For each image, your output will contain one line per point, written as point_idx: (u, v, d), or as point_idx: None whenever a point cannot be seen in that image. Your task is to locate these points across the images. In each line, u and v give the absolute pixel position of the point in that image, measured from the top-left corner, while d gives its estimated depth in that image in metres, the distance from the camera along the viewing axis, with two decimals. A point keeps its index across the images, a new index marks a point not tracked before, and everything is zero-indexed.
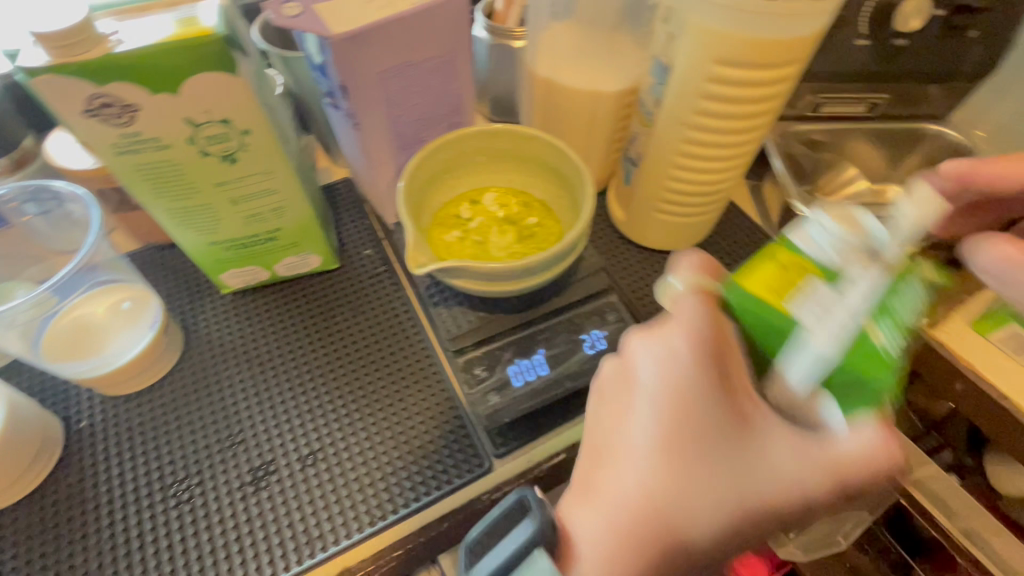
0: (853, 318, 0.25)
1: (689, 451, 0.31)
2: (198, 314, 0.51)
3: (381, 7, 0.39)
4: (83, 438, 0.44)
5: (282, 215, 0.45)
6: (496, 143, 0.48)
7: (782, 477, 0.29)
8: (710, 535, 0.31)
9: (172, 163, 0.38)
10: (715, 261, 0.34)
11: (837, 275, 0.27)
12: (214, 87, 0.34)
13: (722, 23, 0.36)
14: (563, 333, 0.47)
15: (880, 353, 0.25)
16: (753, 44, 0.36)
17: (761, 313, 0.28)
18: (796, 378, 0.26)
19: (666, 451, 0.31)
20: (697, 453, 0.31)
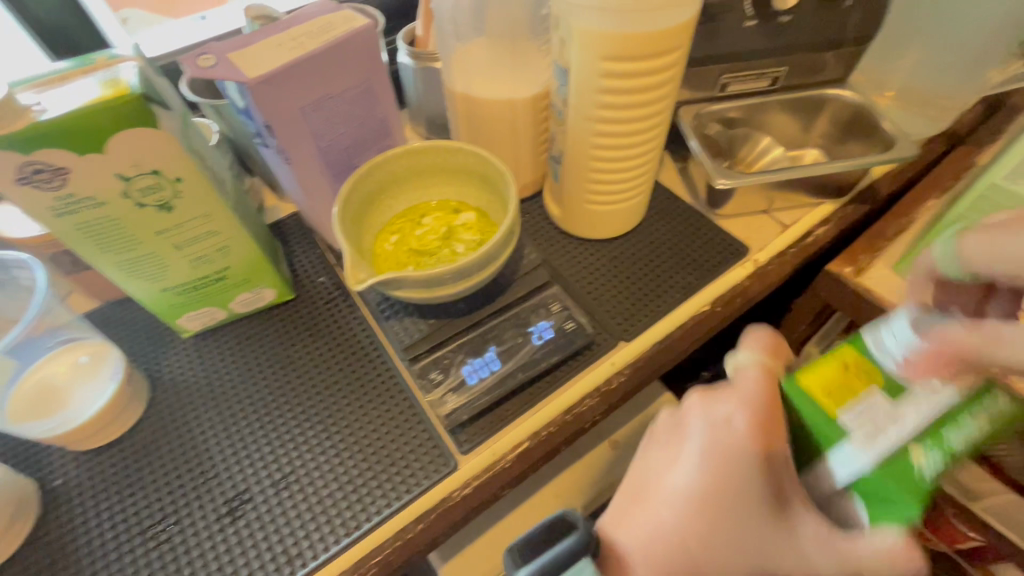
0: (901, 436, 0.33)
1: (722, 509, 0.39)
2: (162, 361, 0.52)
3: (292, 49, 0.42)
4: (59, 495, 0.45)
5: (229, 254, 0.47)
6: (429, 160, 0.51)
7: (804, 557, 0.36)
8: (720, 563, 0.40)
9: (112, 219, 0.40)
10: (779, 345, 0.44)
11: (899, 394, 0.35)
12: (140, 142, 0.37)
13: (600, 23, 0.39)
14: (511, 328, 0.50)
15: (917, 470, 0.32)
16: (632, 39, 0.39)
17: (814, 412, 0.37)
18: (838, 474, 0.35)
19: (703, 503, 0.40)
20: (728, 509, 0.39)
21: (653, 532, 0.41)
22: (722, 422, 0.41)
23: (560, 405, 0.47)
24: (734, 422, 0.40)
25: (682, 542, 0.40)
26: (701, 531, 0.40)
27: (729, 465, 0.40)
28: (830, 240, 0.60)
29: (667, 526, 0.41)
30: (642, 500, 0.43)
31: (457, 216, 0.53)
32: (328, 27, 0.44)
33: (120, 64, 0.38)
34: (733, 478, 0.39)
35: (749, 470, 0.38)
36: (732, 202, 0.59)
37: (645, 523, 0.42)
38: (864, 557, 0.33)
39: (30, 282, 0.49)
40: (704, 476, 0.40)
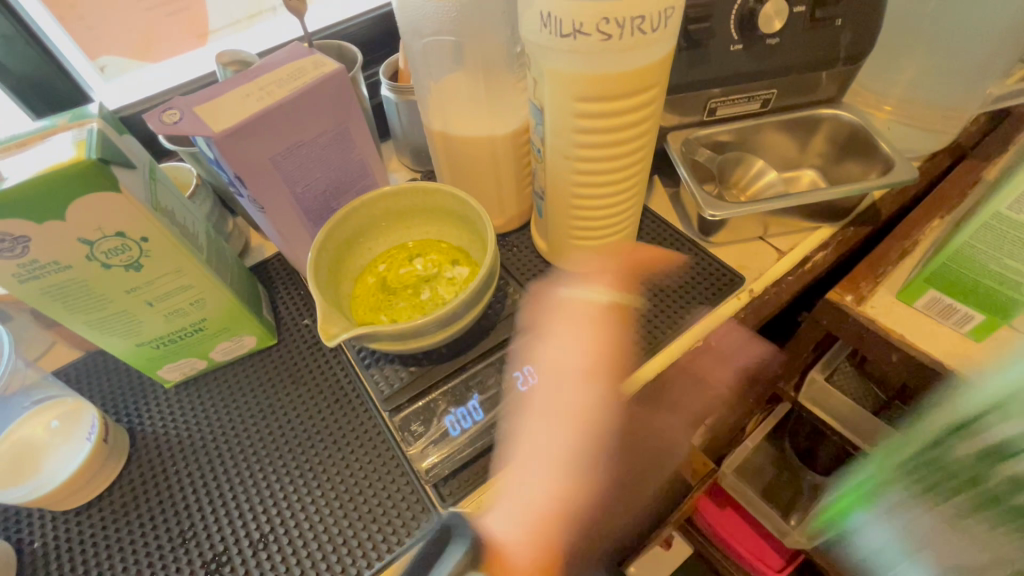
0: None
1: (580, 429, 0.47)
2: (142, 413, 0.51)
3: (260, 98, 0.41)
4: (37, 558, 0.44)
5: (204, 306, 0.46)
6: (416, 199, 0.50)
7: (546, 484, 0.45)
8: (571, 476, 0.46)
9: (78, 281, 0.39)
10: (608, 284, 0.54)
11: None
12: (101, 206, 0.36)
13: (570, 65, 0.37)
14: (494, 374, 0.49)
15: None
16: (601, 79, 0.38)
17: None
18: None
19: (564, 424, 0.47)
20: (595, 438, 0.48)
21: (528, 500, 0.44)
22: (576, 377, 0.48)
23: (546, 452, 0.46)
24: (591, 368, 0.49)
25: (558, 496, 0.45)
26: (580, 469, 0.47)
27: (587, 406, 0.48)
28: (829, 265, 0.58)
29: (535, 491, 0.45)
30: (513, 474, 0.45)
31: (451, 265, 0.50)
32: (298, 73, 0.43)
33: (80, 126, 0.37)
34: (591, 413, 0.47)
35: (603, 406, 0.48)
36: (725, 229, 0.57)
37: (535, 483, 0.45)
38: (556, 456, 0.46)
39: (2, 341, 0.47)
40: (575, 415, 0.47)
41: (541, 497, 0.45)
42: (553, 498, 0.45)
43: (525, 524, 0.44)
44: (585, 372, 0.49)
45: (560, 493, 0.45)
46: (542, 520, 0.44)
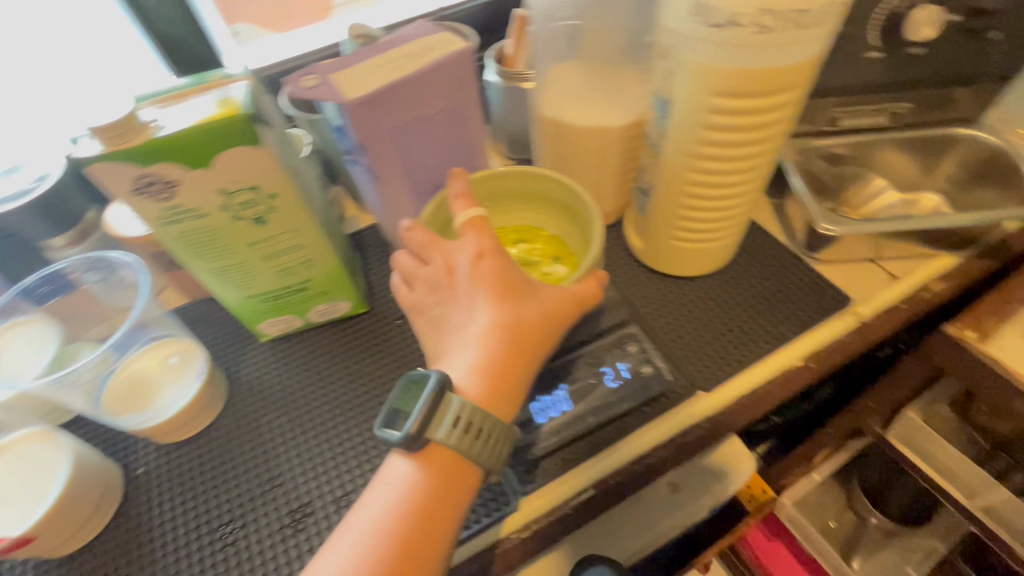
0: None
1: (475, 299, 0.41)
2: (242, 363, 0.54)
3: (393, 70, 0.42)
4: (139, 483, 0.46)
5: (312, 266, 0.48)
6: (527, 185, 0.50)
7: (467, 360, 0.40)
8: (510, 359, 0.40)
9: (210, 228, 0.41)
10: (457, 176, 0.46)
11: None
12: (243, 160, 0.38)
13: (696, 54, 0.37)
14: (584, 366, 0.48)
15: None
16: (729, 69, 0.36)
17: None
18: None
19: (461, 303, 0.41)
20: (496, 297, 0.40)
21: (477, 334, 0.40)
22: (457, 252, 0.42)
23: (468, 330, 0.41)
24: (486, 248, 0.42)
25: (496, 338, 0.39)
26: (497, 314, 0.40)
27: (486, 279, 0.41)
28: (947, 297, 0.54)
29: (468, 321, 0.40)
30: (468, 320, 0.41)
31: (551, 261, 0.50)
32: (428, 49, 0.44)
33: (232, 85, 0.39)
34: (486, 278, 0.41)
35: (500, 278, 0.41)
36: (837, 247, 0.54)
37: (472, 321, 0.40)
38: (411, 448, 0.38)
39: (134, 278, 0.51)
40: (471, 283, 0.41)
41: (473, 336, 0.40)
42: (500, 330, 0.40)
43: (481, 378, 0.38)
44: (476, 254, 0.41)
45: (512, 329, 0.40)
46: (499, 365, 0.39)
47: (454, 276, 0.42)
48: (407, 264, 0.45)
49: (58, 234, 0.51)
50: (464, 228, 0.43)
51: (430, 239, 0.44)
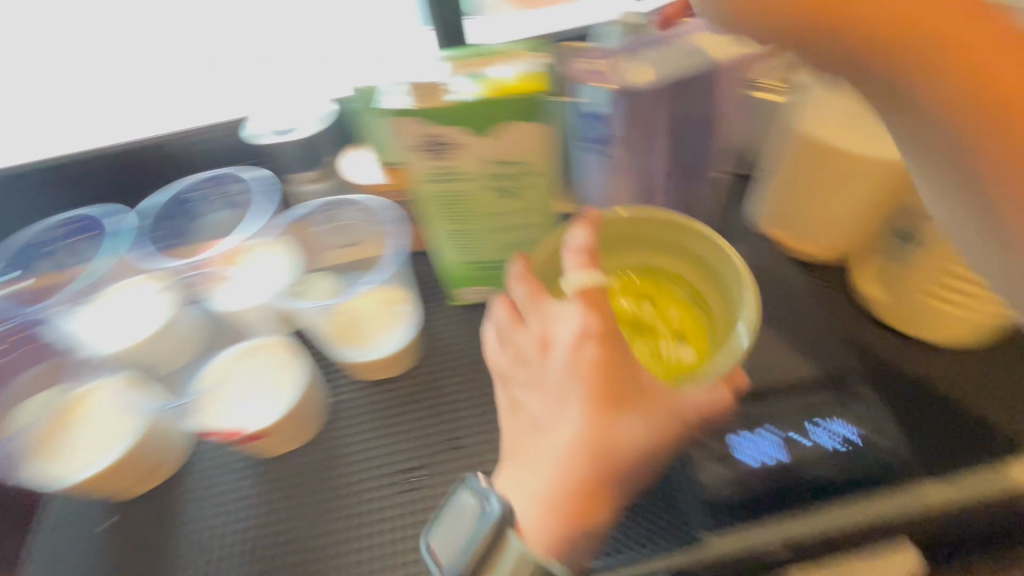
0: None
1: (566, 396, 0.36)
2: (435, 319, 0.54)
3: (676, 66, 0.41)
4: (334, 410, 0.49)
5: (533, 247, 0.47)
6: (674, 238, 0.42)
7: (539, 477, 0.36)
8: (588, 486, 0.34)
9: (465, 193, 0.41)
10: (583, 228, 0.39)
11: None
12: (526, 135, 0.38)
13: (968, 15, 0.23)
14: (797, 414, 0.41)
15: None
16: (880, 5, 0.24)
17: None
18: None
19: (560, 397, 0.36)
20: (590, 405, 0.34)
21: (558, 446, 0.35)
22: (560, 324, 0.37)
23: (548, 439, 0.36)
24: (592, 328, 0.35)
25: (579, 455, 0.34)
26: (585, 429, 0.34)
27: (586, 372, 0.35)
28: None
29: (556, 430, 0.36)
30: (556, 420, 0.36)
31: (681, 333, 0.42)
32: (712, 47, 0.42)
33: (529, 56, 0.39)
34: (586, 371, 0.35)
35: (603, 372, 0.34)
36: None
37: (560, 429, 0.36)
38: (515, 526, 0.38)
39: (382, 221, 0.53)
40: (566, 374, 0.36)
41: (558, 451, 0.35)
42: (581, 448, 0.34)
43: (550, 511, 0.34)
44: (578, 334, 0.35)
45: (602, 444, 0.34)
46: (576, 487, 0.34)
47: (548, 352, 0.37)
48: (504, 317, 0.41)
49: (307, 168, 0.55)
50: (570, 298, 0.37)
51: (533, 304, 0.39)
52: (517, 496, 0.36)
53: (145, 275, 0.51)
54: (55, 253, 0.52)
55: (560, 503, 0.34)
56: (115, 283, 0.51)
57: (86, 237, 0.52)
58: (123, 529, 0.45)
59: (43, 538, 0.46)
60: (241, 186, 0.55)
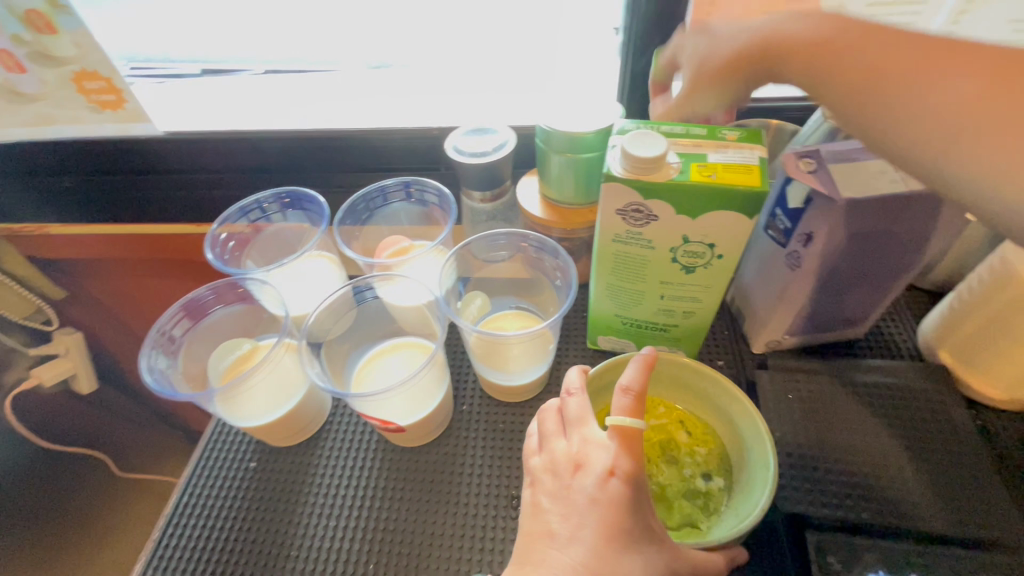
0: None
1: (583, 522, 0.36)
2: (564, 355, 0.57)
3: (894, 181, 0.39)
4: (462, 418, 0.54)
5: (689, 318, 0.48)
6: (716, 395, 0.46)
7: None
8: None
9: (645, 258, 0.43)
10: (637, 367, 0.41)
11: None
12: (727, 223, 0.38)
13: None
14: (943, 568, 0.39)
15: None
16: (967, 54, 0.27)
17: None
18: None
19: (572, 521, 0.37)
20: (604, 539, 0.35)
21: (564, 565, 0.35)
22: (596, 454, 0.39)
23: (556, 558, 0.36)
24: (622, 468, 0.37)
25: None
26: (592, 559, 0.35)
27: (609, 506, 0.36)
28: None
29: (565, 554, 0.36)
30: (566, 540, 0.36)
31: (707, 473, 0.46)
32: None
33: (750, 147, 0.38)
34: (606, 507, 0.36)
35: (625, 512, 0.36)
36: None
37: (566, 552, 0.36)
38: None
39: (555, 265, 0.55)
40: (589, 503, 0.37)
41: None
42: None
43: None
44: (609, 470, 0.37)
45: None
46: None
47: (577, 474, 0.39)
48: (549, 425, 0.43)
49: (483, 189, 0.59)
50: (611, 436, 0.39)
51: (577, 420, 0.42)
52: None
53: (330, 257, 0.58)
54: (267, 219, 0.58)
55: None
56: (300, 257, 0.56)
57: (294, 212, 0.58)
58: (264, 472, 0.51)
59: (200, 460, 0.53)
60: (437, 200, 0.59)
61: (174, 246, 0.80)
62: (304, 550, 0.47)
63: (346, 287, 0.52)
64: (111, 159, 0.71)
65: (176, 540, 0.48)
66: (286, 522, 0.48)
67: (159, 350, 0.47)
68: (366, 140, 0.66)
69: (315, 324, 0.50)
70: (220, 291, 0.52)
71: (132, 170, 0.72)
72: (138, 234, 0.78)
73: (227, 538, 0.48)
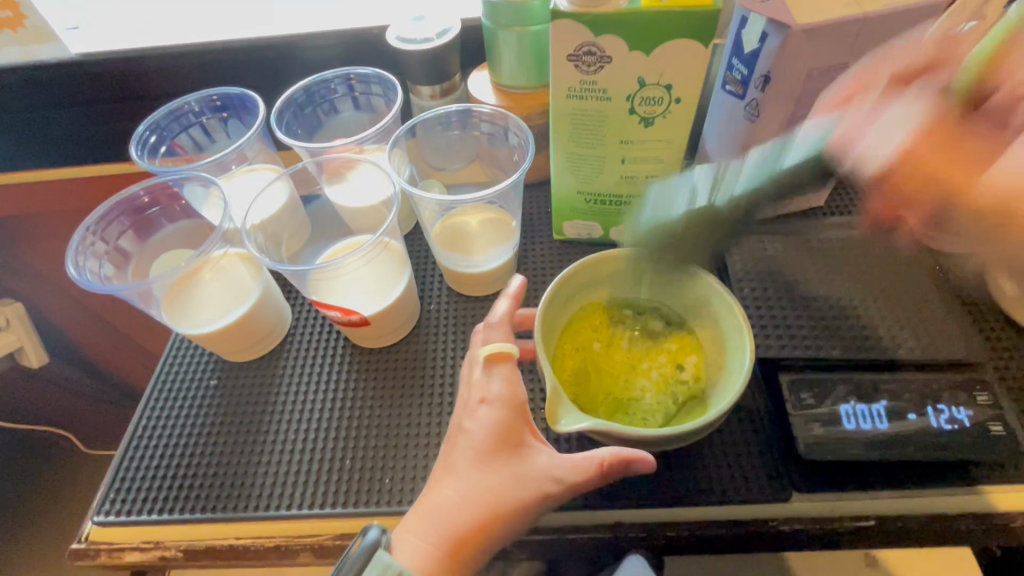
0: None
1: (461, 451, 0.35)
2: (529, 250, 0.55)
3: (846, 4, 0.38)
4: (431, 317, 0.52)
5: (652, 183, 0.46)
6: (687, 283, 0.44)
7: (417, 523, 0.34)
8: (469, 537, 0.33)
9: (602, 114, 0.41)
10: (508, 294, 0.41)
11: None
12: (681, 55, 0.37)
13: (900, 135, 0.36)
14: (911, 390, 0.40)
15: None
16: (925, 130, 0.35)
17: None
18: None
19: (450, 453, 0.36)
20: (480, 459, 0.34)
21: (446, 494, 0.34)
22: (473, 386, 0.37)
23: (439, 487, 0.35)
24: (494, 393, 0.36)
25: (464, 510, 0.33)
26: (469, 484, 0.34)
27: (483, 432, 0.35)
28: None
29: (447, 485, 0.34)
30: (442, 477, 0.35)
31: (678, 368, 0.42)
32: None
33: None
34: (473, 433, 0.35)
35: (498, 434, 0.35)
36: None
37: (446, 484, 0.34)
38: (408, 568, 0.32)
39: (512, 148, 0.53)
40: (465, 436, 0.35)
41: (446, 502, 0.34)
42: (467, 502, 0.33)
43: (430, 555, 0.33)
44: (480, 398, 0.36)
45: (481, 504, 0.33)
46: (450, 532, 0.33)
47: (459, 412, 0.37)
48: None
49: (430, 83, 0.55)
50: (485, 366, 0.38)
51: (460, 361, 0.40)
52: (407, 536, 0.34)
53: (277, 168, 0.53)
54: (201, 125, 0.54)
55: (436, 549, 0.33)
56: (243, 165, 0.53)
57: (228, 115, 0.54)
58: (227, 388, 0.49)
59: (156, 383, 0.50)
60: (382, 94, 0.55)
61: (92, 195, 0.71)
62: (276, 454, 0.45)
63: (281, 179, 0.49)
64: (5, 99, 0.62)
65: (138, 460, 0.45)
66: (255, 433, 0.46)
67: (92, 247, 0.44)
68: (296, 46, 0.59)
69: (255, 227, 0.47)
70: (155, 192, 0.48)
71: (29, 105, 0.63)
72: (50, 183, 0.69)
73: (192, 453, 0.45)
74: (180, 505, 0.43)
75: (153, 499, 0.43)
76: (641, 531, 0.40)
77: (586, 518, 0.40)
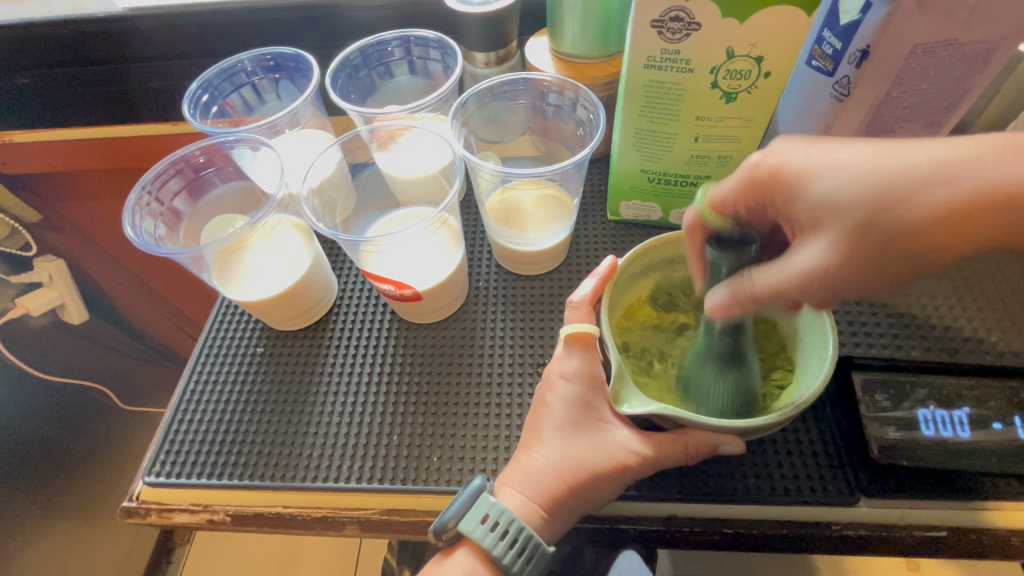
0: None
1: (549, 422, 0.38)
2: (581, 229, 0.53)
3: None
4: (477, 295, 0.50)
5: (723, 165, 0.44)
6: None
7: (514, 480, 0.37)
8: (563, 497, 0.36)
9: (680, 86, 0.39)
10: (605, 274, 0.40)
11: None
12: (777, 24, 0.34)
13: (802, 257, 0.28)
14: (999, 401, 0.37)
15: None
16: (774, 185, 0.29)
17: None
18: None
19: (540, 421, 0.38)
20: (568, 430, 0.37)
21: (538, 460, 0.37)
22: (558, 362, 0.39)
23: (530, 451, 0.37)
24: (577, 372, 0.38)
25: (556, 474, 0.36)
26: (561, 450, 0.37)
27: (569, 406, 0.38)
28: None
29: (539, 449, 0.37)
30: (531, 442, 0.38)
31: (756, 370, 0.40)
32: None
33: None
34: (556, 406, 0.38)
35: (581, 410, 0.37)
36: None
37: (537, 449, 0.37)
38: (501, 519, 0.35)
39: (578, 121, 0.50)
40: (553, 408, 0.38)
41: (539, 465, 0.37)
42: (556, 467, 0.36)
43: (527, 509, 0.36)
44: (565, 376, 0.38)
45: (569, 467, 0.36)
46: (544, 489, 0.36)
47: (546, 389, 0.39)
48: None
49: (487, 50, 0.51)
50: (566, 342, 0.39)
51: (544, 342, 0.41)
52: (507, 487, 0.37)
53: (330, 136, 0.52)
54: (253, 85, 0.54)
55: (531, 506, 0.36)
56: (296, 129, 0.51)
57: (280, 76, 0.53)
58: (273, 356, 0.49)
59: (205, 345, 0.50)
60: (439, 60, 0.54)
61: (132, 153, 0.70)
62: (322, 426, 0.44)
63: (332, 147, 0.48)
64: (51, 50, 0.61)
65: (187, 424, 0.45)
66: (302, 402, 0.46)
67: (146, 204, 0.44)
68: (348, 5, 0.57)
69: (312, 190, 0.46)
70: (210, 153, 0.47)
71: (75, 59, 0.62)
72: (90, 140, 0.68)
73: (241, 420, 0.45)
74: (230, 470, 0.43)
75: (204, 464, 0.43)
76: (696, 524, 0.39)
77: (640, 509, 0.39)
